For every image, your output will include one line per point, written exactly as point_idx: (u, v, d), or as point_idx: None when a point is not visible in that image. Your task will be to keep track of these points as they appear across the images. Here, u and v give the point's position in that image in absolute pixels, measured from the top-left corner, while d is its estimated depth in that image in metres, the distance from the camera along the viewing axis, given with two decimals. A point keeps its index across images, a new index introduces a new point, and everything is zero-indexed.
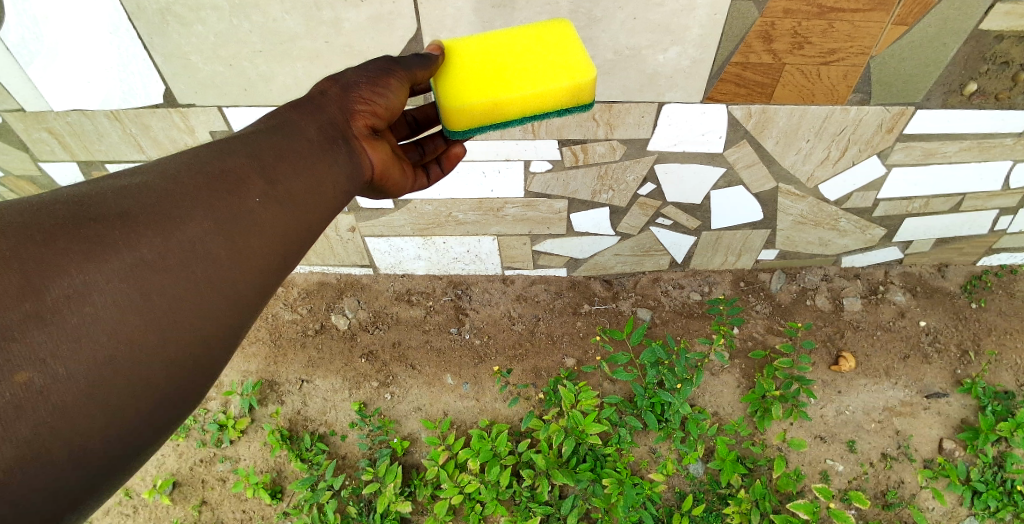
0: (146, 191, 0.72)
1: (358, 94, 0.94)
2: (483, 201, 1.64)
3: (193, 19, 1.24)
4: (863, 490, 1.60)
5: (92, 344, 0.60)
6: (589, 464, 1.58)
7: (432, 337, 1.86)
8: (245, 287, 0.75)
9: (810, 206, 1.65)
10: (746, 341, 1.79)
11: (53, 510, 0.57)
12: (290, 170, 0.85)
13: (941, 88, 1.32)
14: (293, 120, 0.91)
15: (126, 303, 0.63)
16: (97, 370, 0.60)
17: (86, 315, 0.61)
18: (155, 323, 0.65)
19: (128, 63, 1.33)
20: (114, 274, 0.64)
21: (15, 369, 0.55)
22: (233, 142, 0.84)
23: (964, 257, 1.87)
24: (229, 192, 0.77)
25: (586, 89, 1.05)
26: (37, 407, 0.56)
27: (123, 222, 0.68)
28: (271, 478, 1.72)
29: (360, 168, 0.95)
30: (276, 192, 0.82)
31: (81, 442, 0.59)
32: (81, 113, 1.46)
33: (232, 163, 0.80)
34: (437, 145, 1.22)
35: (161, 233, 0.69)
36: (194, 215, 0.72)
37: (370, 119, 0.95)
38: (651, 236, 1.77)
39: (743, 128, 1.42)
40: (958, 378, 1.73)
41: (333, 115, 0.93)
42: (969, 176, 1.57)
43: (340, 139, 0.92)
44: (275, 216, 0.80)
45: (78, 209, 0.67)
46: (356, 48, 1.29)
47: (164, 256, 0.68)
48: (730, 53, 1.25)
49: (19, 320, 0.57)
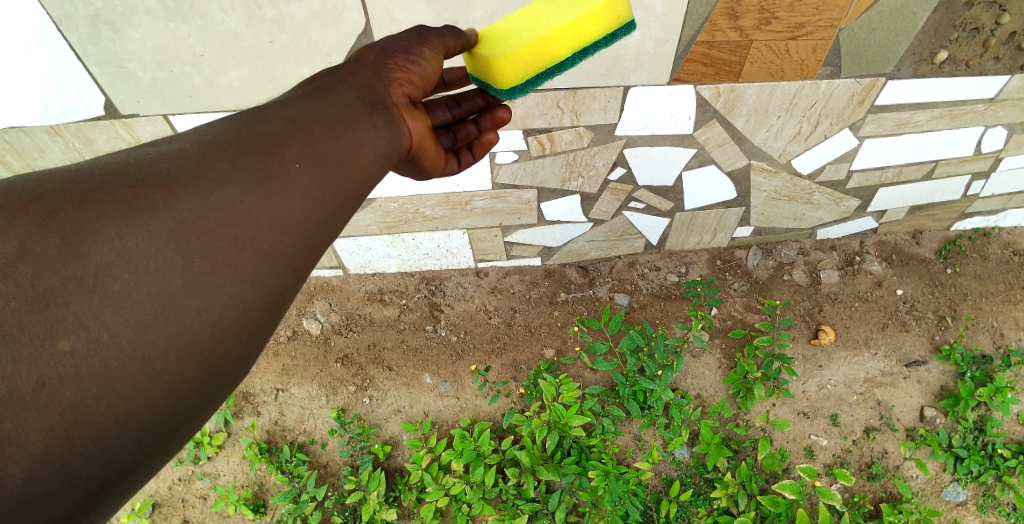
0: (184, 156, 0.69)
1: (393, 61, 0.89)
2: (449, 195, 1.58)
3: (126, 24, 1.16)
4: (847, 464, 1.64)
5: (133, 307, 0.57)
6: (575, 457, 1.58)
7: (407, 337, 1.81)
8: (288, 254, 0.69)
9: (783, 181, 1.62)
10: (725, 321, 1.78)
11: (105, 473, 0.55)
12: (327, 130, 0.79)
13: (912, 58, 1.29)
14: (330, 86, 0.85)
15: (167, 266, 0.60)
16: (138, 334, 0.57)
17: (129, 280, 0.58)
18: (192, 288, 0.61)
19: (63, 74, 1.24)
20: (155, 236, 0.60)
21: (58, 335, 0.54)
22: (270, 107, 0.79)
23: (937, 223, 1.86)
24: (266, 154, 0.72)
25: (621, 3, 0.92)
26: (80, 372, 0.54)
27: (162, 185, 0.64)
28: (253, 493, 1.69)
29: (399, 137, 0.88)
30: (312, 155, 0.75)
31: (124, 410, 0.56)
32: (19, 129, 1.35)
33: (268, 127, 0.75)
34: (469, 131, 1.16)
35: (199, 195, 0.65)
36: (231, 179, 0.68)
37: (407, 88, 0.89)
38: (624, 221, 1.74)
39: (712, 108, 1.38)
40: (937, 345, 1.74)
41: (369, 80, 0.87)
42: (940, 143, 1.55)
43: (378, 104, 0.85)
44: (314, 179, 0.74)
45: (117, 173, 0.65)
46: (303, 46, 1.22)
47: (201, 219, 0.64)
48: (694, 32, 1.20)
49: (63, 285, 0.56)
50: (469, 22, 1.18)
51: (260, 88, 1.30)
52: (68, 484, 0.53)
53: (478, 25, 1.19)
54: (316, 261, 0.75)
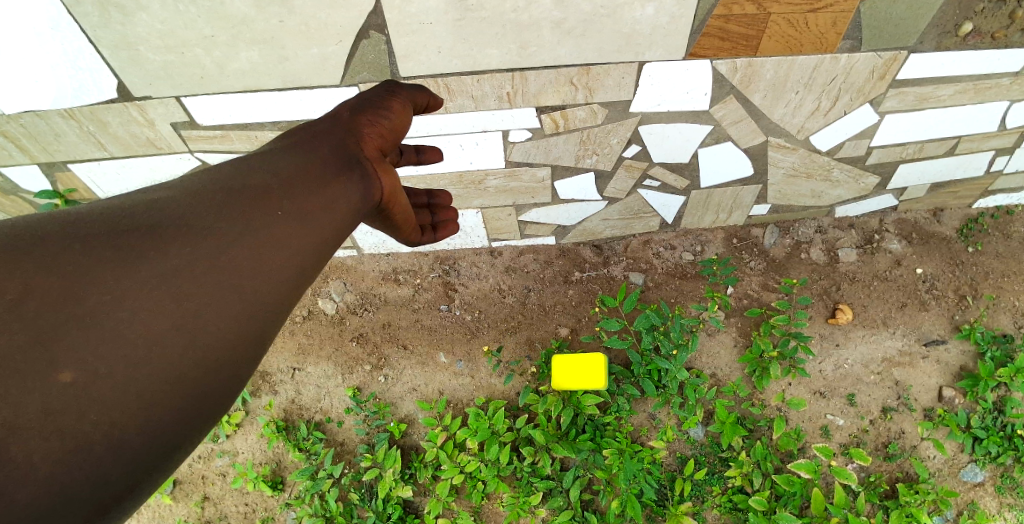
0: (173, 206, 0.76)
1: (365, 117, 0.96)
2: (463, 174, 1.58)
3: (135, 7, 1.13)
4: (863, 443, 1.68)
5: (127, 344, 0.62)
6: (589, 434, 1.62)
7: (421, 316, 1.81)
8: (265, 301, 0.75)
9: (801, 157, 1.59)
10: (741, 300, 1.78)
11: (98, 497, 0.58)
12: (305, 185, 0.86)
13: (936, 31, 1.25)
14: (309, 139, 0.94)
15: (161, 305, 0.66)
16: (133, 369, 0.61)
17: (124, 320, 0.63)
18: (182, 328, 0.66)
19: (76, 59, 1.23)
20: (146, 279, 0.66)
21: (57, 369, 0.58)
22: (251, 163, 0.87)
23: (959, 200, 1.80)
24: (250, 208, 0.79)
25: None
26: (79, 402, 0.58)
27: (153, 234, 0.70)
28: (271, 470, 1.78)
29: (372, 192, 0.93)
30: (291, 209, 0.83)
31: (117, 438, 0.59)
32: (34, 115, 1.37)
33: (252, 183, 0.83)
34: (424, 217, 1.23)
35: (188, 246, 0.71)
36: (216, 230, 0.75)
37: (378, 141, 0.96)
38: (639, 199, 1.72)
39: (729, 84, 1.36)
40: (956, 324, 1.73)
41: (341, 139, 0.94)
42: (965, 119, 1.50)
43: (354, 163, 0.92)
44: (294, 229, 0.82)
45: (113, 222, 0.71)
46: (313, 25, 1.17)
47: (190, 265, 0.70)
48: (711, 6, 1.17)
49: (63, 323, 0.60)
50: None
51: (272, 70, 1.27)
52: (67, 506, 0.56)
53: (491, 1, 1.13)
54: (293, 304, 0.81)
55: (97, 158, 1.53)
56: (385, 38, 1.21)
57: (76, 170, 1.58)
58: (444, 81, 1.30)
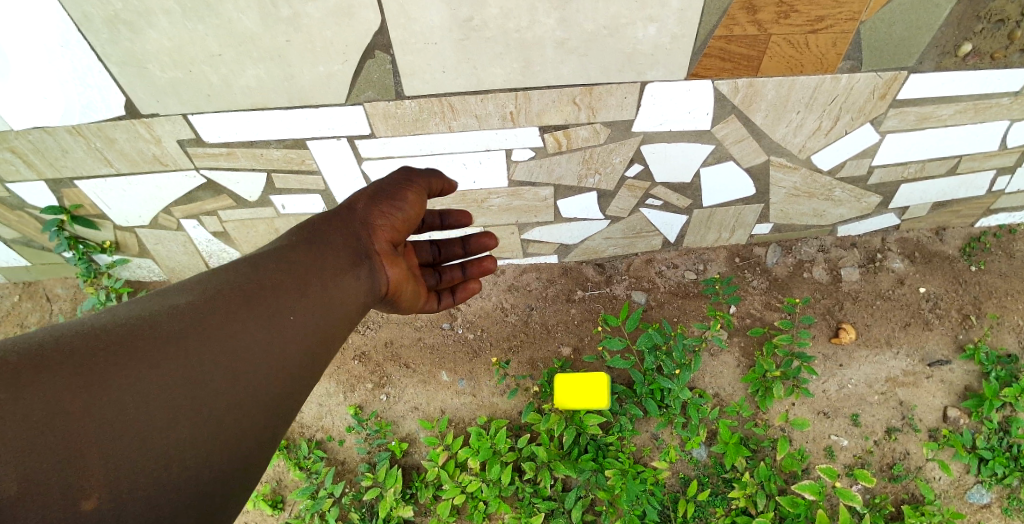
0: (195, 295, 0.79)
1: (380, 209, 1.07)
2: (466, 192, 1.59)
3: (143, 24, 1.14)
4: (869, 465, 1.66)
5: (152, 408, 0.63)
6: (591, 454, 1.61)
7: (424, 334, 1.82)
8: (276, 387, 0.76)
9: (803, 177, 1.60)
10: (744, 319, 1.77)
11: None
12: (317, 279, 0.92)
13: (936, 50, 1.25)
14: (324, 234, 1.01)
15: (181, 365, 0.68)
16: (154, 431, 0.61)
17: (150, 388, 0.64)
18: (202, 401, 0.67)
19: (85, 75, 1.25)
20: (171, 355, 0.68)
21: (82, 425, 0.58)
22: (268, 255, 0.92)
23: (961, 219, 1.80)
24: (268, 296, 0.83)
25: None
26: (100, 455, 0.57)
27: (178, 317, 0.73)
28: (271, 489, 1.77)
29: (377, 282, 1.04)
30: (305, 299, 0.87)
31: (130, 497, 0.57)
32: (42, 131, 1.39)
33: (269, 273, 0.87)
34: (453, 275, 1.36)
35: (202, 320, 0.74)
36: (236, 314, 0.77)
37: (389, 234, 1.08)
38: (641, 218, 1.73)
39: (731, 104, 1.37)
40: (960, 344, 1.72)
41: (355, 232, 1.03)
42: (966, 138, 1.51)
43: (363, 257, 1.01)
44: (306, 320, 0.85)
45: (138, 311, 0.73)
46: (319, 44, 1.18)
47: (212, 342, 0.72)
48: (713, 26, 1.18)
49: (91, 388, 0.61)
50: (484, 21, 1.15)
51: (278, 87, 1.27)
52: None
53: (495, 21, 1.15)
54: (301, 393, 0.81)
55: (104, 174, 1.55)
56: (390, 58, 1.22)
57: (82, 187, 1.59)
58: (449, 100, 1.31)
